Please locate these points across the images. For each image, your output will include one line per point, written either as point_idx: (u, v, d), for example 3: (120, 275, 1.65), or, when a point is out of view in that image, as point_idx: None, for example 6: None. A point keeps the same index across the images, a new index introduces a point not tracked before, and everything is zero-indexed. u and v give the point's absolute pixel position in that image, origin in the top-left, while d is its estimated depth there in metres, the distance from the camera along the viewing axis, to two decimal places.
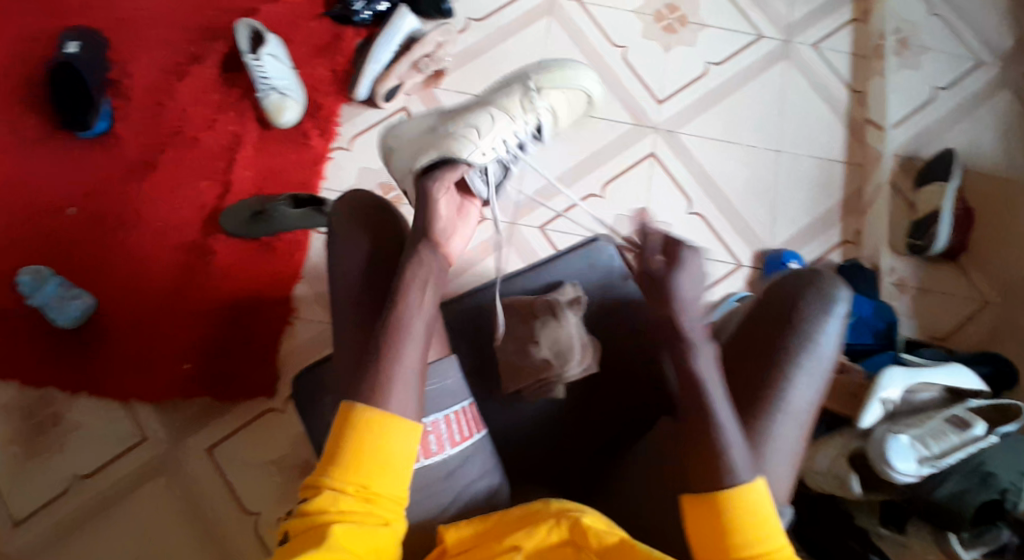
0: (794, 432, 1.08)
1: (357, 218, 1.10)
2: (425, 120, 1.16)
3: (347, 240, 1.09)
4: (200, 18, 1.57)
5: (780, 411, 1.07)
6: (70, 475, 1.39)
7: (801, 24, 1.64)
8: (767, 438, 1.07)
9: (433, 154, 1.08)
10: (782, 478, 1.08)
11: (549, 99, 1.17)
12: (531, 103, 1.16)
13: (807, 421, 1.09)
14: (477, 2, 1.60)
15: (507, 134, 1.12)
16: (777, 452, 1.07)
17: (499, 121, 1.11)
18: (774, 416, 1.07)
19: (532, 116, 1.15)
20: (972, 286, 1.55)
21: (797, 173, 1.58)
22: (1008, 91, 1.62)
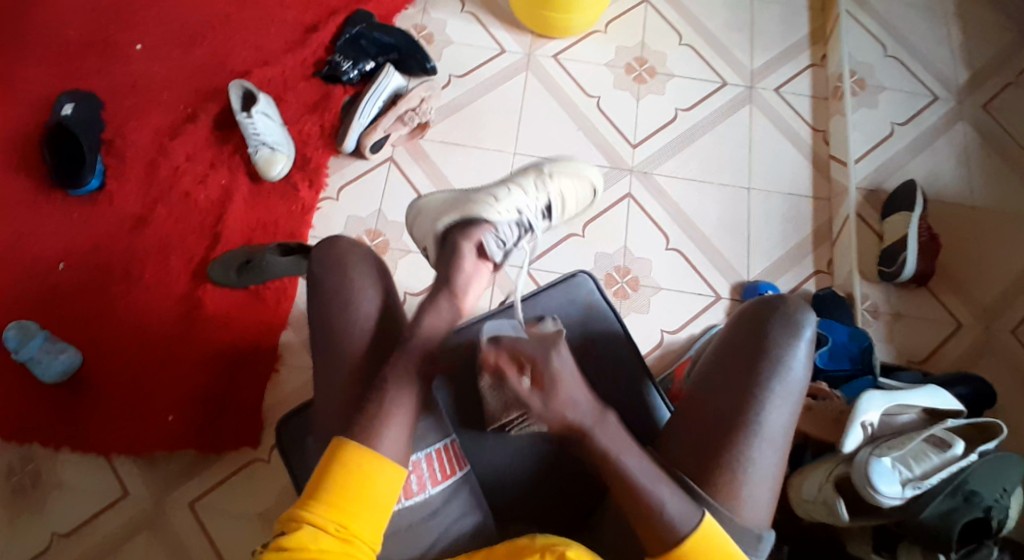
0: (772, 453, 1.15)
1: (335, 261, 1.18)
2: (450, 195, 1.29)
3: (341, 276, 1.17)
4: (194, 82, 1.66)
5: (756, 434, 1.15)
6: (51, 533, 1.44)
7: (763, 72, 1.75)
8: (744, 461, 1.14)
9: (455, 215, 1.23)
10: (756, 502, 1.14)
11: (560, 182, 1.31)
12: (543, 186, 1.29)
13: (783, 444, 1.16)
14: (457, 60, 1.70)
15: (520, 207, 1.25)
16: (755, 475, 1.14)
17: (515, 192, 1.26)
18: (751, 439, 1.14)
19: (542, 194, 1.28)
20: (946, 310, 1.60)
21: (768, 209, 1.66)
22: (963, 124, 1.71)
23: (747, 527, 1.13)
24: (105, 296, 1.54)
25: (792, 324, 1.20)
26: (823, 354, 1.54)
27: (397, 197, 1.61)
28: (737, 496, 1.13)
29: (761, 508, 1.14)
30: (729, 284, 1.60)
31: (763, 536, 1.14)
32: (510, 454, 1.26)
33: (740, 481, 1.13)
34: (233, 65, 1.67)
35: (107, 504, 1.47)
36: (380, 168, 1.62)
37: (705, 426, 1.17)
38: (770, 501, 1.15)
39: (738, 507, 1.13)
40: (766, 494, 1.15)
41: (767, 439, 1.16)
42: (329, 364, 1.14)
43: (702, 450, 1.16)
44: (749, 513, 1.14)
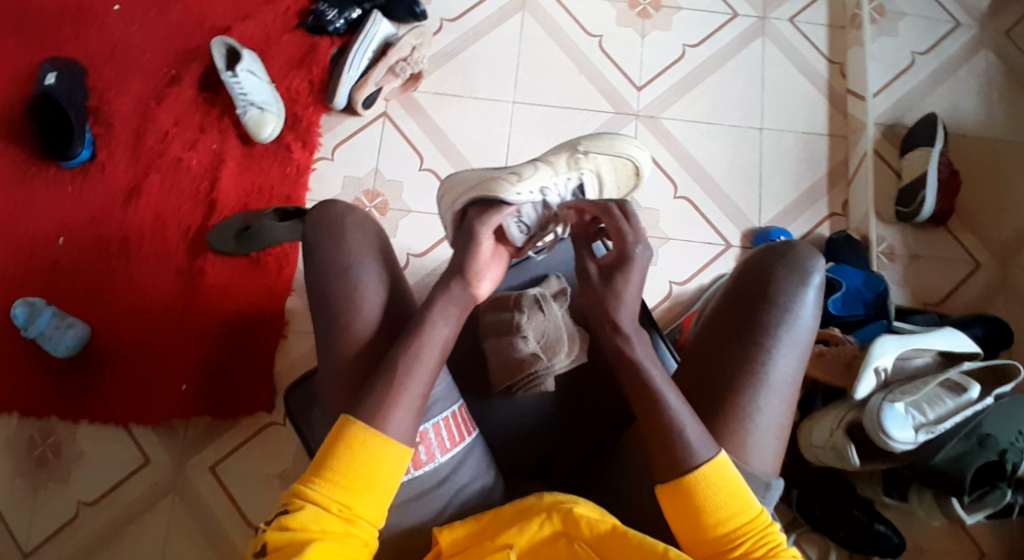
0: (778, 403, 1.14)
1: (337, 237, 1.16)
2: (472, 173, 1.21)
3: (332, 242, 1.15)
4: (175, 40, 1.59)
5: (762, 383, 1.13)
6: (76, 501, 1.49)
7: (775, 0, 1.64)
8: (750, 411, 1.13)
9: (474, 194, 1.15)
10: (762, 449, 1.13)
11: (598, 164, 1.22)
12: (577, 164, 1.21)
13: (790, 392, 1.15)
14: (449, 2, 1.61)
15: (548, 186, 1.18)
16: (761, 425, 1.13)
17: (544, 170, 1.18)
18: (757, 389, 1.13)
19: (575, 173, 1.20)
20: (965, 249, 1.56)
21: (781, 150, 1.58)
22: (988, 51, 1.61)
23: (753, 475, 1.12)
24: (106, 269, 1.52)
25: (800, 269, 1.18)
26: (836, 299, 1.50)
27: (393, 154, 1.56)
28: (743, 446, 1.12)
29: (768, 456, 1.14)
30: (739, 231, 1.55)
31: (771, 484, 1.13)
32: (515, 428, 1.27)
33: (746, 430, 1.12)
34: (214, 21, 1.60)
35: (129, 472, 1.51)
36: (374, 124, 1.57)
37: (710, 374, 1.16)
38: (775, 452, 1.14)
39: (744, 456, 1.12)
40: (773, 442, 1.14)
41: (774, 388, 1.15)
42: (326, 357, 1.13)
43: (707, 400, 1.15)
44: (756, 461, 1.13)
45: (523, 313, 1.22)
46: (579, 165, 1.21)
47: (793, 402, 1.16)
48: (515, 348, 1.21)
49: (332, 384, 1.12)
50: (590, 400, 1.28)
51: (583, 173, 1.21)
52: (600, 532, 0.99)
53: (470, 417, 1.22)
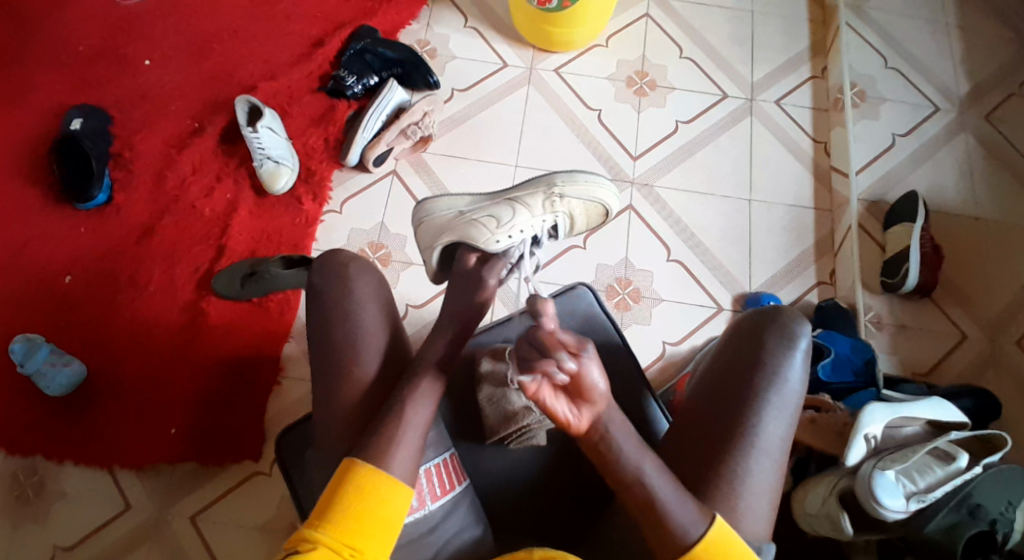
0: (769, 465, 1.14)
1: (340, 271, 1.19)
2: (460, 201, 1.31)
3: (342, 277, 1.17)
4: (201, 96, 1.68)
5: (753, 445, 1.13)
6: (52, 545, 1.45)
7: (764, 84, 1.76)
8: (742, 474, 1.12)
9: (455, 237, 1.26)
10: (753, 514, 1.12)
11: (570, 207, 1.30)
12: (553, 207, 1.29)
13: (781, 457, 1.15)
14: (460, 74, 1.72)
15: (525, 228, 1.26)
16: (755, 485, 1.12)
17: (520, 214, 1.26)
18: (748, 452, 1.13)
19: (550, 216, 1.29)
20: (951, 322, 1.60)
21: (770, 220, 1.66)
22: (965, 134, 1.72)
23: (746, 540, 1.12)
24: (110, 307, 1.55)
25: (786, 336, 1.19)
26: (826, 365, 1.53)
27: (400, 209, 1.62)
28: (731, 495, 1.12)
29: (761, 520, 1.13)
30: (731, 295, 1.60)
31: (763, 548, 1.12)
32: (510, 463, 1.26)
33: (739, 494, 1.12)
34: (240, 79, 1.69)
35: (108, 517, 1.47)
36: (382, 181, 1.64)
37: (701, 437, 1.16)
38: (769, 514, 1.14)
39: (736, 518, 1.11)
40: (766, 506, 1.13)
41: (765, 451, 1.14)
42: (331, 370, 1.15)
43: (700, 461, 1.15)
44: (751, 528, 1.12)
45: None
46: (553, 206, 1.30)
47: (785, 465, 1.16)
48: (510, 400, 1.22)
49: (336, 401, 1.13)
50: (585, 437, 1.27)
51: (556, 213, 1.30)
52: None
53: (460, 468, 1.21)
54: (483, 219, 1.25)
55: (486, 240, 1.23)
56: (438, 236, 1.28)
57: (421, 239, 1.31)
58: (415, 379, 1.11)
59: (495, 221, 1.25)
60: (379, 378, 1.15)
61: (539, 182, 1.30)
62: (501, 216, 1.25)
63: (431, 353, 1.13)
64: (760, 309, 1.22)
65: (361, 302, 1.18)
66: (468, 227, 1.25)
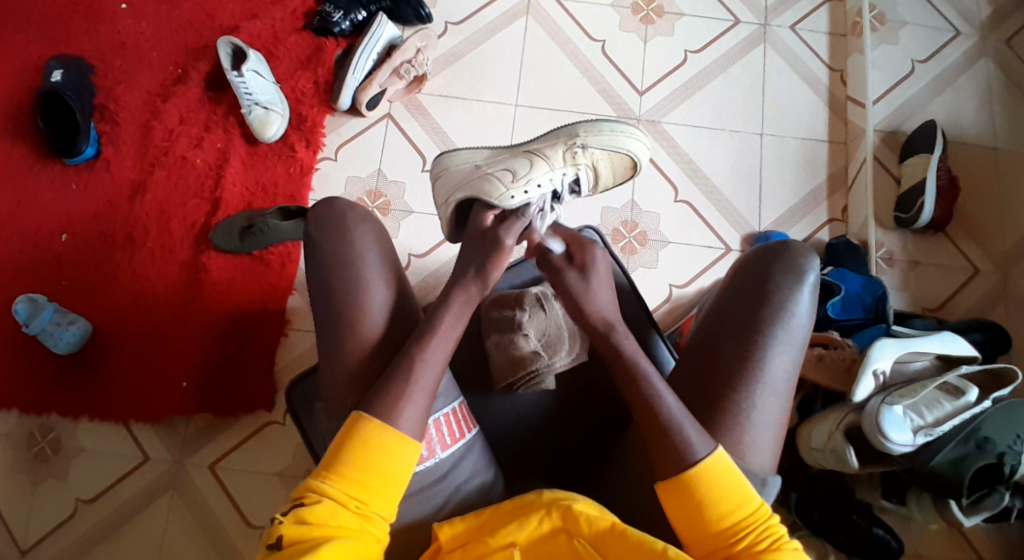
0: (774, 402, 1.12)
1: (340, 237, 1.15)
2: (477, 154, 1.26)
3: (334, 250, 1.13)
4: (182, 39, 1.60)
5: (759, 381, 1.12)
6: (75, 499, 1.48)
7: (777, 8, 1.66)
8: (747, 409, 1.11)
9: (469, 193, 1.20)
10: (760, 448, 1.12)
11: (594, 158, 1.24)
12: (574, 158, 1.23)
13: (787, 391, 1.14)
14: (454, 5, 1.62)
15: (543, 183, 1.20)
16: (762, 454, 1.12)
17: (538, 168, 1.21)
18: (754, 387, 1.12)
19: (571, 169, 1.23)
20: (964, 257, 1.56)
21: (782, 155, 1.60)
22: (988, 59, 1.63)
23: (751, 472, 1.11)
24: (108, 267, 1.53)
25: (795, 269, 1.16)
26: (835, 303, 1.50)
27: (396, 155, 1.57)
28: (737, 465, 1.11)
29: (766, 453, 1.12)
30: (740, 236, 1.56)
31: (768, 481, 1.11)
32: (515, 428, 1.26)
33: (744, 428, 1.11)
34: (222, 19, 1.61)
35: (126, 470, 1.50)
36: (377, 125, 1.58)
37: (708, 370, 1.14)
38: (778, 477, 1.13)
39: (741, 454, 1.11)
40: (771, 440, 1.13)
41: (771, 386, 1.13)
42: (327, 350, 1.13)
43: (704, 396, 1.13)
44: (757, 463, 1.12)
45: (524, 313, 1.23)
46: (576, 158, 1.24)
47: (792, 406, 1.15)
48: (516, 346, 1.22)
49: (335, 382, 1.12)
50: (591, 399, 1.27)
51: (579, 166, 1.24)
52: (598, 530, 0.98)
53: (469, 415, 1.21)
54: (498, 172, 1.20)
55: (501, 196, 1.18)
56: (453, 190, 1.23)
57: (436, 193, 1.26)
58: (422, 345, 1.08)
59: (510, 176, 1.20)
60: (382, 344, 1.12)
61: (560, 132, 1.24)
62: (517, 171, 1.20)
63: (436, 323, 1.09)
64: (771, 242, 1.19)
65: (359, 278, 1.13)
66: (481, 180, 1.20)
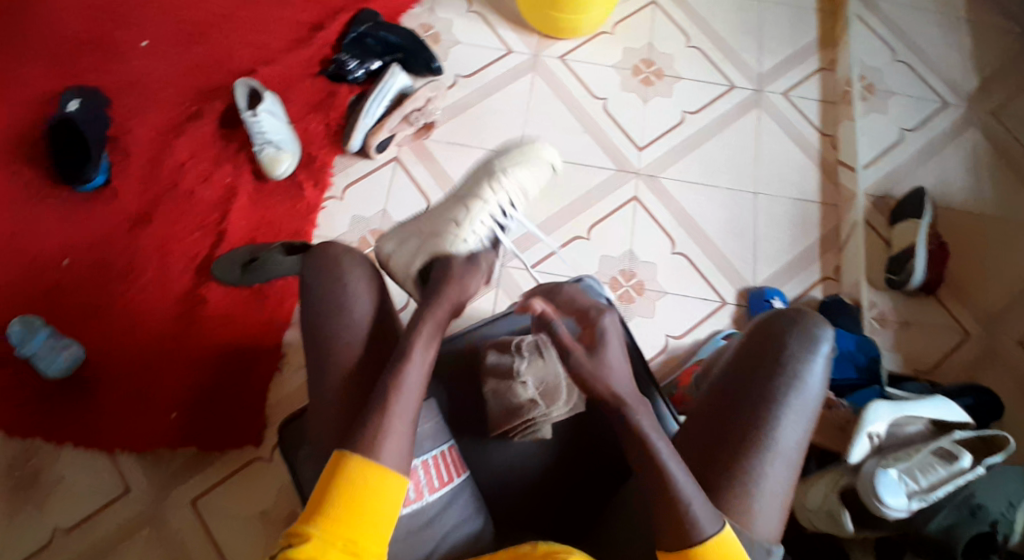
0: (784, 469, 1.12)
1: (336, 272, 1.15)
2: (414, 220, 1.29)
3: (338, 274, 1.15)
4: (201, 79, 1.66)
5: (769, 448, 1.12)
6: (52, 528, 1.43)
7: (771, 76, 1.74)
8: (756, 476, 1.11)
9: (427, 255, 1.22)
10: (766, 513, 1.11)
11: (512, 177, 1.28)
12: (498, 185, 1.26)
13: (797, 459, 1.13)
14: (464, 60, 1.69)
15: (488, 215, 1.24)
16: (766, 494, 1.11)
17: (474, 207, 1.24)
18: (764, 454, 1.11)
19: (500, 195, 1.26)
20: (957, 320, 1.59)
21: (775, 214, 1.64)
22: (972, 129, 1.70)
23: (756, 540, 1.10)
24: (107, 294, 1.53)
25: (808, 338, 1.17)
26: (831, 361, 1.51)
27: (402, 197, 1.60)
28: (746, 512, 1.10)
29: (772, 518, 1.11)
30: (735, 289, 1.59)
31: (772, 551, 1.10)
32: (512, 458, 1.24)
33: (751, 494, 1.10)
34: (240, 62, 1.67)
35: (104, 503, 1.45)
36: (384, 168, 1.62)
37: (720, 439, 1.13)
38: (779, 518, 1.12)
39: (747, 519, 1.09)
40: (778, 507, 1.12)
41: (782, 454, 1.13)
42: (325, 366, 1.12)
43: (714, 456, 1.13)
44: (760, 525, 1.10)
45: (523, 361, 1.22)
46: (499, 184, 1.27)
47: (799, 469, 1.14)
48: (514, 393, 1.20)
49: (333, 396, 1.11)
50: (580, 433, 1.24)
51: (504, 191, 1.27)
52: None
53: (460, 459, 1.19)
54: (445, 225, 1.23)
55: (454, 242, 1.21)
56: (410, 259, 1.24)
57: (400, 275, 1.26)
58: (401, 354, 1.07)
59: (455, 224, 1.23)
60: (377, 357, 1.13)
61: (482, 170, 1.28)
62: (457, 216, 1.23)
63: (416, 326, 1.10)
64: (782, 310, 1.19)
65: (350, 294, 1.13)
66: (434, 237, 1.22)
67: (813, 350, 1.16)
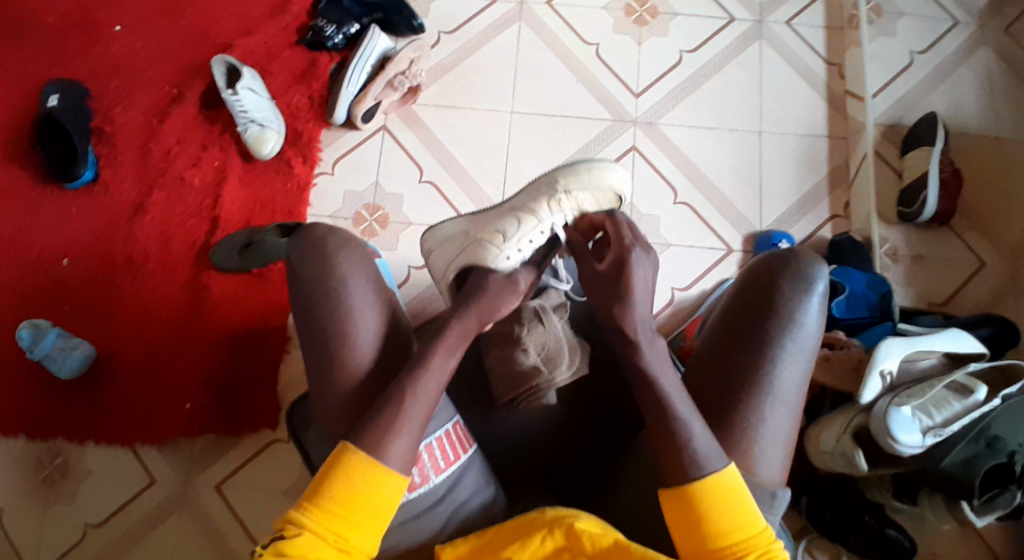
0: (783, 413, 1.10)
1: (321, 264, 1.12)
2: (460, 221, 1.25)
3: (319, 264, 1.12)
4: (178, 59, 1.61)
5: (767, 394, 1.10)
6: (84, 523, 1.47)
7: (772, 4, 1.65)
8: (754, 422, 1.09)
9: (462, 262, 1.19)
10: (769, 460, 1.10)
11: (578, 201, 1.20)
12: (559, 206, 1.19)
13: (797, 403, 1.11)
14: (446, 14, 1.62)
15: (534, 238, 1.18)
16: (767, 437, 1.09)
17: (526, 225, 1.18)
18: (761, 401, 1.10)
19: (558, 215, 1.19)
20: (971, 250, 1.54)
21: (781, 152, 1.58)
22: (986, 47, 1.61)
23: (759, 485, 1.08)
24: (109, 289, 1.53)
25: (802, 278, 1.13)
26: (840, 302, 1.48)
27: (393, 166, 1.56)
28: (749, 456, 1.09)
29: (775, 465, 1.10)
30: (741, 235, 1.55)
31: (778, 493, 1.08)
32: (519, 436, 1.24)
33: (751, 440, 1.09)
34: (215, 38, 1.62)
35: (134, 493, 1.49)
36: (374, 137, 1.57)
37: (717, 392, 1.12)
38: (782, 462, 1.11)
39: (749, 464, 1.09)
40: (780, 452, 1.10)
41: (780, 397, 1.11)
42: (322, 372, 1.11)
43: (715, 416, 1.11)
44: (763, 470, 1.09)
45: (523, 329, 1.19)
46: (560, 206, 1.20)
47: (800, 413, 1.12)
48: (517, 361, 1.18)
49: (334, 403, 1.10)
50: (589, 409, 1.26)
51: (564, 213, 1.20)
52: (602, 546, 1.01)
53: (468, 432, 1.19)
54: (490, 236, 1.18)
55: (494, 258, 1.17)
56: (449, 260, 1.22)
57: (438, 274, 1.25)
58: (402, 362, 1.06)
59: (501, 237, 1.18)
60: (377, 357, 1.12)
61: (544, 182, 1.21)
62: (505, 230, 1.18)
63: (438, 334, 1.09)
64: (775, 250, 1.15)
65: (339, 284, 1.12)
66: (479, 250, 1.18)
67: (807, 286, 1.12)
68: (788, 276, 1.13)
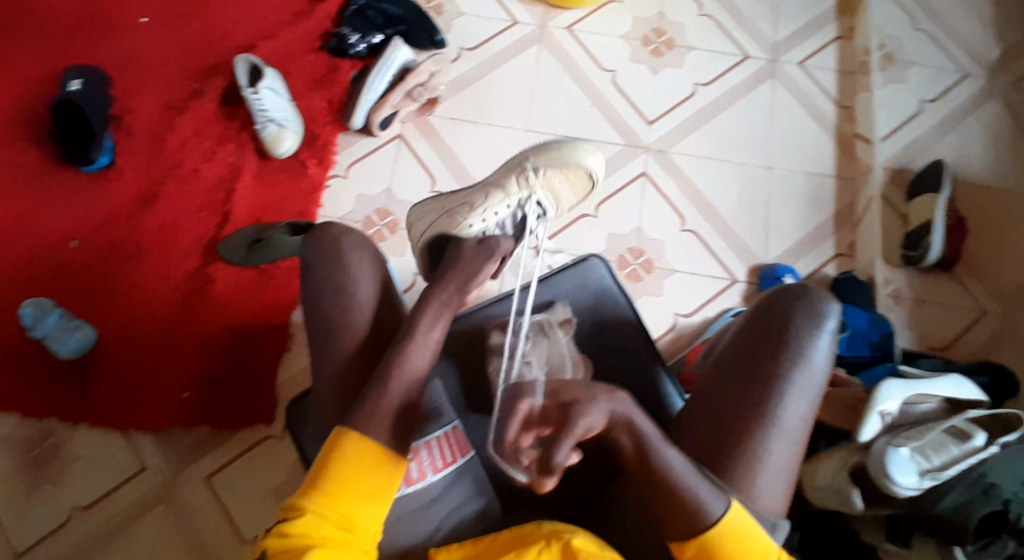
0: (787, 446, 1.10)
1: (332, 255, 1.13)
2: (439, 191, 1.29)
3: (331, 257, 1.13)
4: (202, 57, 1.64)
5: (773, 425, 1.10)
6: (69, 507, 1.44)
7: (786, 44, 1.70)
8: (760, 453, 1.09)
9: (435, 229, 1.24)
10: (769, 489, 1.09)
11: (547, 178, 1.23)
12: (528, 183, 1.22)
13: (801, 437, 1.11)
14: (467, 32, 1.66)
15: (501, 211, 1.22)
16: (770, 468, 1.09)
17: (494, 197, 1.21)
18: (767, 430, 1.09)
19: (526, 191, 1.22)
20: (973, 297, 1.55)
21: (788, 189, 1.61)
22: (994, 101, 1.65)
23: (760, 514, 1.08)
24: (114, 274, 1.54)
25: (814, 314, 1.14)
26: (843, 340, 1.48)
27: (406, 175, 1.58)
28: (750, 483, 1.08)
29: (775, 495, 1.10)
30: (746, 267, 1.56)
31: (777, 524, 1.09)
32: None
33: (756, 470, 1.08)
34: (240, 39, 1.65)
35: (121, 481, 1.47)
36: (389, 146, 1.60)
37: (724, 419, 1.11)
38: (783, 492, 1.11)
39: (750, 493, 1.08)
40: (781, 483, 1.10)
41: (785, 430, 1.11)
42: (322, 353, 1.12)
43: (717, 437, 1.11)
44: (763, 498, 1.09)
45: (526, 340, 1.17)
46: (529, 182, 1.22)
47: (803, 446, 1.12)
48: (520, 373, 1.13)
49: (330, 387, 1.10)
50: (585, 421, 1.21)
51: (534, 189, 1.22)
52: None
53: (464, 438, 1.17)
54: (459, 205, 1.23)
55: (460, 226, 1.22)
56: (423, 225, 1.27)
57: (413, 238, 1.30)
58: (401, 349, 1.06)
59: (468, 206, 1.22)
60: (376, 344, 1.12)
61: (514, 159, 1.23)
62: (473, 201, 1.22)
63: (422, 306, 1.10)
64: (788, 285, 1.16)
65: (349, 276, 1.13)
66: (448, 216, 1.23)
67: (819, 324, 1.13)
68: (801, 313, 1.14)
